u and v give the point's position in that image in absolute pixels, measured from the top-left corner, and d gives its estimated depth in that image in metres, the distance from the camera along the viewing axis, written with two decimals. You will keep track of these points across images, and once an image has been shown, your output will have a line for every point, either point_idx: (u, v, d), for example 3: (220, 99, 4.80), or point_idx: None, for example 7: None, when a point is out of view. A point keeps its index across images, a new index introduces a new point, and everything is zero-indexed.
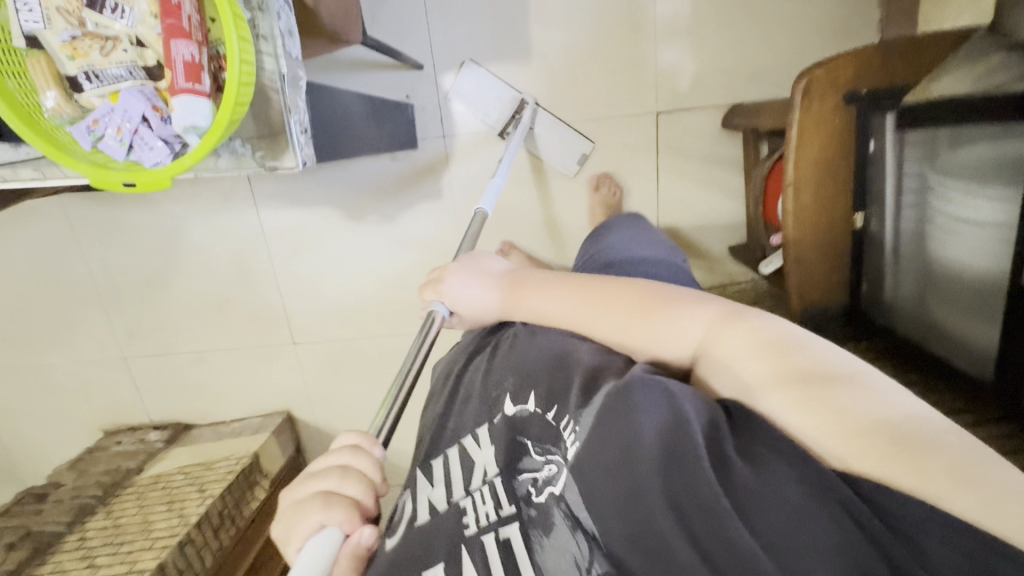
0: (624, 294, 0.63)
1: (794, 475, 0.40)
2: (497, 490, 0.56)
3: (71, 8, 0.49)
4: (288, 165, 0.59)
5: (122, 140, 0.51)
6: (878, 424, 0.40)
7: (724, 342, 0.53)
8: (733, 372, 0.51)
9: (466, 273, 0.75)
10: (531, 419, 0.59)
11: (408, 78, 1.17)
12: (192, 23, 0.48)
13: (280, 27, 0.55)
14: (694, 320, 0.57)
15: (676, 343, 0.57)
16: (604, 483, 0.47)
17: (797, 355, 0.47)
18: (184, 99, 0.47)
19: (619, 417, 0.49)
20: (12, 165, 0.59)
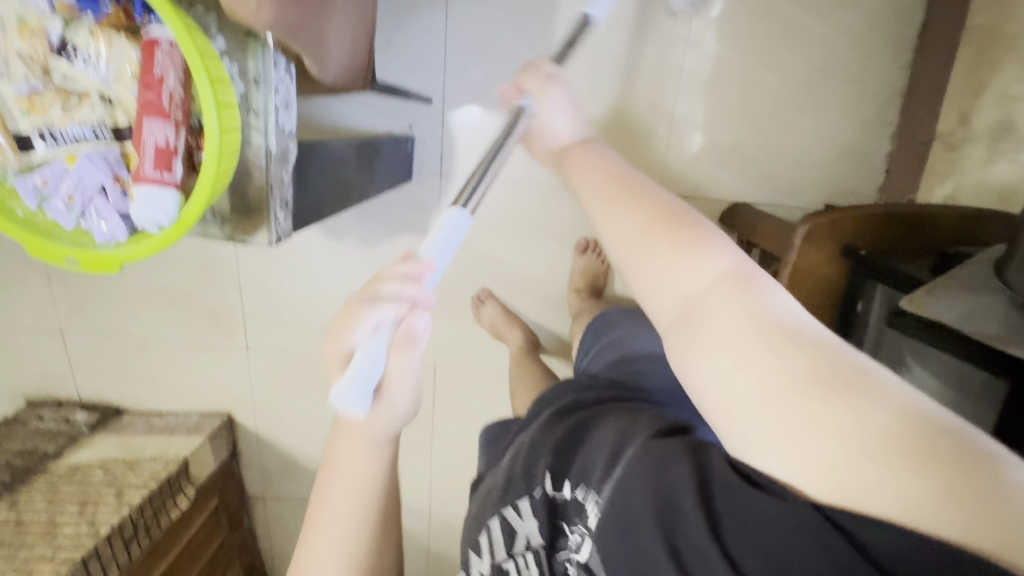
0: (636, 206, 0.45)
1: (776, 517, 0.35)
2: (540, 559, 0.58)
3: (36, 55, 0.43)
4: (260, 242, 0.54)
5: (72, 207, 0.45)
6: (875, 437, 0.30)
7: (709, 316, 0.37)
8: (715, 366, 0.36)
9: (556, 107, 0.61)
10: (569, 502, 0.56)
11: (414, 110, 1.12)
12: (173, 100, 0.43)
13: (276, 101, 0.51)
14: (694, 269, 0.40)
15: (660, 308, 0.41)
16: (611, 547, 0.46)
17: (790, 343, 0.34)
18: (146, 187, 0.42)
19: (631, 480, 0.47)
20: None
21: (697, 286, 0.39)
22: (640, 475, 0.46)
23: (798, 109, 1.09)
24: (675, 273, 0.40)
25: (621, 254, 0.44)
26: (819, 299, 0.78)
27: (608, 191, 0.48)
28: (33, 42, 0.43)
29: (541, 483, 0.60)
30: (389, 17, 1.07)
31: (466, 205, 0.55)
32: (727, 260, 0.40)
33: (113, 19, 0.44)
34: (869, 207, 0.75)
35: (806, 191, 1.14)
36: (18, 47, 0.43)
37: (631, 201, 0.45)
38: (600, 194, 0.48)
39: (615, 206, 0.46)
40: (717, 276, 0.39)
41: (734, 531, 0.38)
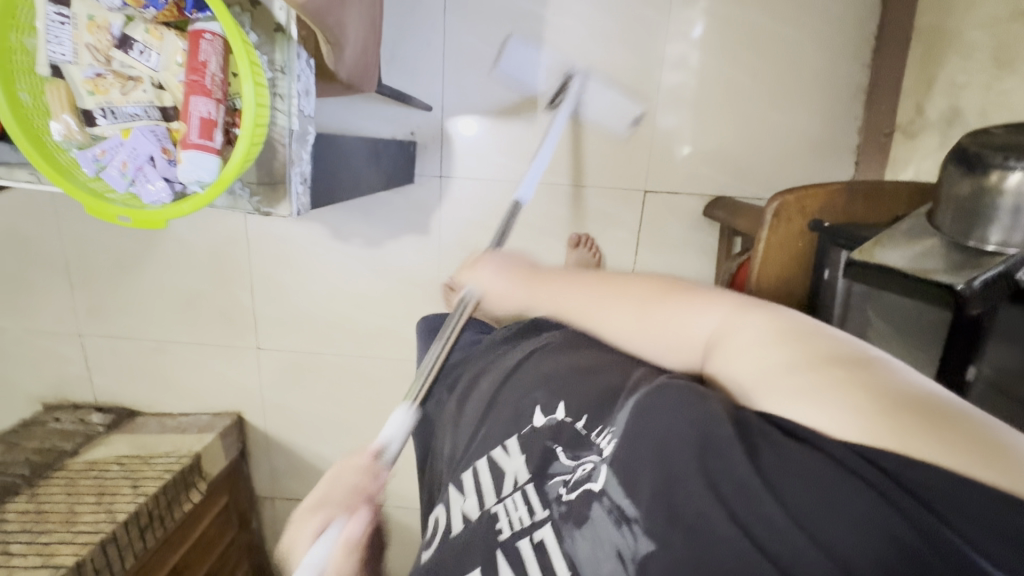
0: (640, 283, 0.65)
1: (820, 465, 0.41)
2: (530, 496, 0.58)
3: (100, 47, 0.51)
4: (283, 213, 0.62)
5: (125, 174, 0.53)
6: (889, 400, 0.41)
7: (737, 330, 0.54)
8: (745, 357, 0.51)
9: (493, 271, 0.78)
10: (560, 426, 0.63)
11: (414, 117, 1.21)
12: (214, 82, 0.51)
13: (298, 88, 0.59)
14: (706, 311, 0.58)
15: (688, 342, 0.60)
16: (644, 473, 0.49)
17: (806, 341, 0.49)
18: (193, 153, 0.50)
19: (654, 415, 0.52)
20: (9, 164, 0.61)
21: (719, 318, 0.57)
22: (664, 412, 0.51)
23: (770, 109, 1.18)
24: (690, 317, 0.59)
25: (637, 314, 0.64)
26: (789, 270, 0.86)
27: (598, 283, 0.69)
28: (99, 35, 0.51)
29: (535, 417, 0.67)
30: (392, 34, 1.18)
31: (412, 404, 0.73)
32: (735, 298, 0.57)
33: (167, 12, 0.51)
34: (831, 185, 0.83)
35: (782, 185, 1.22)
36: (87, 40, 0.51)
37: (636, 280, 0.65)
38: (593, 291, 0.68)
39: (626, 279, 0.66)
40: (728, 311, 0.57)
41: (774, 458, 0.43)
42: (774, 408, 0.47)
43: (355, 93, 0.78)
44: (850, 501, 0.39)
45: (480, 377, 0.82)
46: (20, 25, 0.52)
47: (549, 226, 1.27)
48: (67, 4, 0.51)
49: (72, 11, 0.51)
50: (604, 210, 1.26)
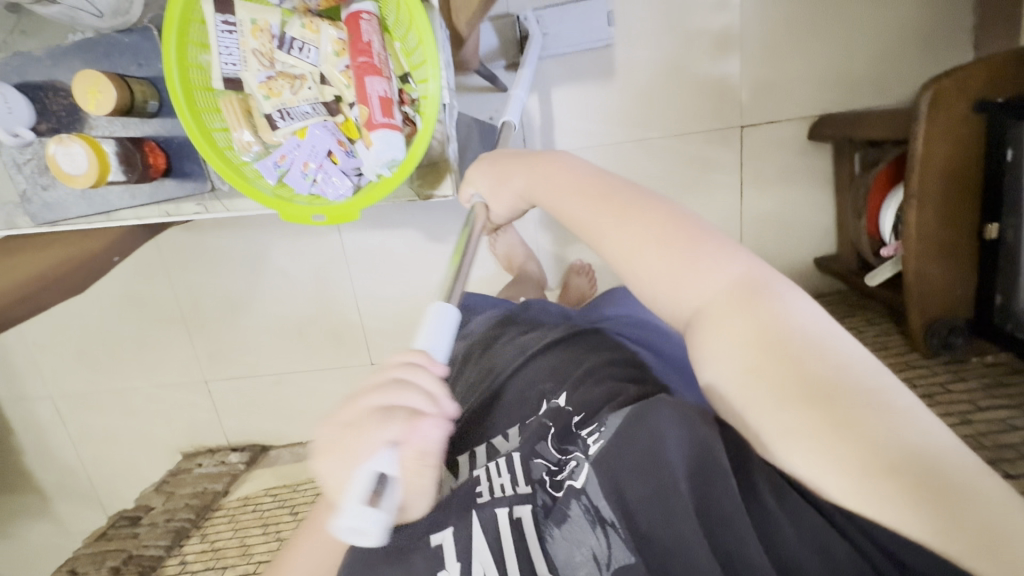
0: (647, 215, 0.52)
1: (802, 516, 0.41)
2: (514, 464, 0.58)
3: (265, 51, 0.56)
4: (445, 193, 0.60)
5: (307, 174, 0.56)
6: (896, 461, 0.37)
7: (733, 320, 0.45)
8: (737, 358, 0.44)
9: (497, 162, 0.66)
10: (555, 419, 0.63)
11: (492, 100, 1.16)
12: (380, 59, 0.51)
13: (446, 59, 0.57)
14: (711, 276, 0.48)
15: (677, 303, 0.49)
16: (636, 483, 0.49)
17: (812, 358, 0.42)
18: (382, 132, 0.50)
19: (639, 430, 0.51)
20: (176, 201, 0.73)
21: (717, 288, 0.47)
22: (649, 422, 0.50)
23: (863, 10, 1.10)
24: (698, 273, 0.48)
25: (630, 250, 0.51)
26: (958, 163, 0.79)
27: (600, 206, 0.55)
28: (262, 39, 0.56)
29: (538, 409, 0.67)
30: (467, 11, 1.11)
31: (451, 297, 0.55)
32: (742, 268, 0.48)
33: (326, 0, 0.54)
34: (993, 59, 0.75)
35: (890, 89, 1.14)
36: (253, 47, 0.56)
37: (627, 215, 0.53)
38: (588, 209, 0.55)
39: (625, 206, 0.54)
40: (740, 279, 0.47)
41: (770, 502, 0.42)
42: (765, 439, 0.43)
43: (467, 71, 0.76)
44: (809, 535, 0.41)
45: (474, 366, 0.81)
46: (194, 43, 0.56)
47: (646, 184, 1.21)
48: (230, 12, 0.56)
49: (236, 19, 0.56)
50: (700, 155, 1.20)
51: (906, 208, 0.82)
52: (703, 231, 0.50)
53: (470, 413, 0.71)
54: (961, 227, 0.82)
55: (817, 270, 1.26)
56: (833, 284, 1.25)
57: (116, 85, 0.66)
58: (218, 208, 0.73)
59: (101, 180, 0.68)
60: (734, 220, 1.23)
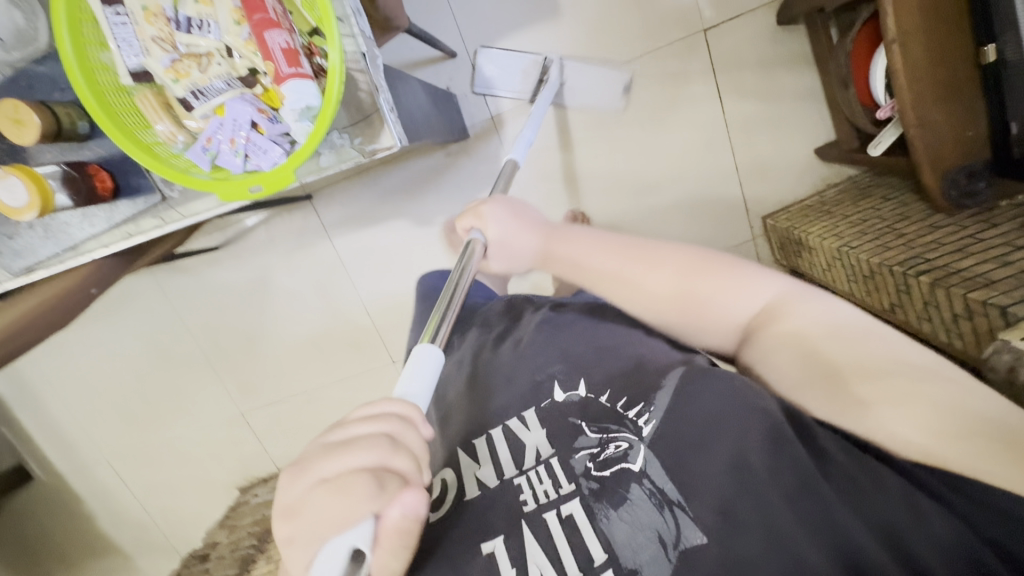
0: (672, 256, 0.62)
1: (881, 481, 0.44)
2: (555, 470, 0.53)
3: (163, 35, 0.53)
4: (387, 144, 0.57)
5: (236, 151, 0.52)
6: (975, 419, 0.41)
7: (791, 318, 0.54)
8: (807, 359, 0.51)
9: (506, 212, 0.69)
10: (588, 404, 0.57)
11: (444, 70, 1.15)
12: (278, 14, 0.50)
13: (351, 6, 0.54)
14: (757, 289, 0.58)
15: (732, 318, 0.59)
16: (701, 460, 0.49)
17: (863, 342, 0.49)
18: (292, 83, 0.49)
19: (700, 404, 0.52)
20: (134, 219, 0.63)
21: (763, 301, 0.58)
22: (709, 395, 0.52)
23: None
24: (742, 295, 0.58)
25: (678, 286, 0.60)
26: None
27: (627, 257, 0.64)
28: (158, 24, 0.52)
29: (556, 395, 0.59)
30: None
31: (436, 338, 0.58)
32: (771, 284, 0.58)
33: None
34: None
35: None
36: (151, 33, 0.52)
37: (658, 258, 0.62)
38: (620, 261, 0.64)
39: (662, 252, 0.63)
40: (781, 292, 0.57)
41: (847, 462, 0.46)
42: (849, 408, 0.48)
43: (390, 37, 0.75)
44: (889, 497, 0.44)
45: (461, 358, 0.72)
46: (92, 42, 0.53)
47: (620, 115, 1.17)
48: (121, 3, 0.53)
49: (128, 10, 0.53)
50: (670, 70, 1.14)
51: (890, 55, 0.76)
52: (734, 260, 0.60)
53: (477, 411, 0.62)
54: (959, 64, 0.75)
55: (821, 162, 1.18)
56: (841, 174, 1.18)
57: (32, 107, 0.57)
58: (177, 216, 0.62)
59: (47, 209, 0.59)
60: (721, 131, 1.17)
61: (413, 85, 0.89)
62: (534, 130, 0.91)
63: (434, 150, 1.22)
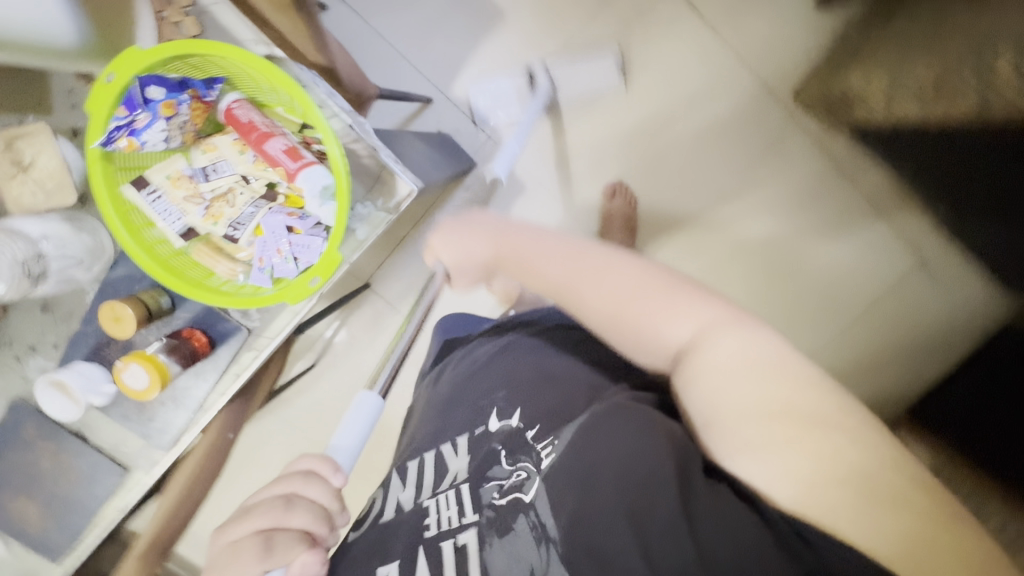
0: (616, 271, 0.58)
1: (732, 513, 0.44)
2: (462, 495, 0.59)
3: (191, 191, 0.55)
4: (407, 191, 0.59)
5: (286, 257, 0.54)
6: (843, 471, 0.41)
7: (723, 345, 0.49)
8: (718, 385, 0.48)
9: (458, 228, 0.66)
10: (510, 435, 0.62)
11: (428, 117, 1.19)
12: (267, 125, 0.53)
13: (323, 90, 0.58)
14: (688, 318, 0.53)
15: (659, 343, 0.54)
16: (589, 495, 0.51)
17: (769, 382, 0.45)
18: (303, 173, 0.51)
19: (601, 441, 0.55)
20: (234, 359, 0.67)
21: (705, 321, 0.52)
22: (608, 432, 0.55)
23: None
24: (674, 319, 0.53)
25: (612, 303, 0.56)
26: None
27: (568, 266, 0.60)
28: (184, 185, 0.55)
29: (490, 420, 0.65)
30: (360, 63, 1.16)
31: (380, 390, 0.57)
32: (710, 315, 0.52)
33: (196, 109, 0.53)
34: None
35: None
36: (181, 195, 0.54)
37: (601, 271, 0.58)
38: (560, 272, 0.60)
39: (601, 272, 0.58)
40: (711, 320, 0.51)
41: (707, 502, 0.46)
42: (731, 446, 0.46)
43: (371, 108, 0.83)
44: (744, 539, 0.43)
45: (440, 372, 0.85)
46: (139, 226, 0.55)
47: (602, 76, 1.16)
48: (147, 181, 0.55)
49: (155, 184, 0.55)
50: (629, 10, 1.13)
51: None
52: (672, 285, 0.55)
53: (426, 431, 0.73)
54: None
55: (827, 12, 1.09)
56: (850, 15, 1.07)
57: (122, 301, 0.61)
58: (267, 340, 0.66)
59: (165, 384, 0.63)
60: (708, 36, 1.13)
61: (407, 136, 0.94)
62: (518, 147, 0.89)
63: (450, 192, 1.24)
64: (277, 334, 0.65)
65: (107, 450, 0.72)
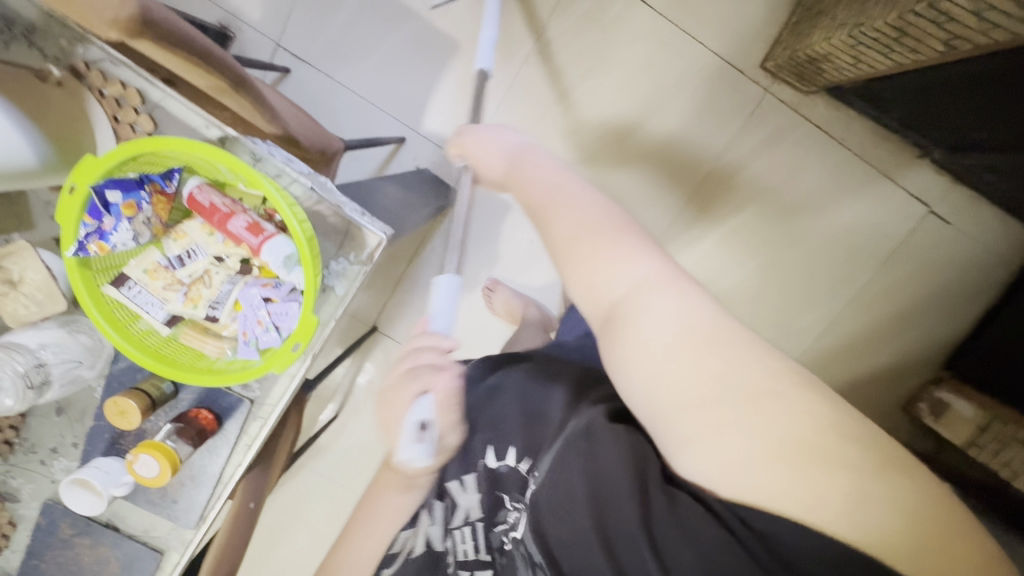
0: (571, 209, 0.52)
1: (696, 523, 0.43)
2: (475, 533, 0.63)
3: (169, 280, 0.56)
4: (376, 241, 0.61)
5: (268, 327, 0.55)
6: (787, 446, 0.39)
7: (666, 301, 0.44)
8: (656, 354, 0.42)
9: (493, 134, 0.65)
10: (509, 475, 0.63)
11: (404, 155, 1.21)
12: (229, 204, 0.54)
13: (280, 160, 0.59)
14: (634, 266, 0.46)
15: (594, 292, 0.48)
16: (565, 521, 0.52)
17: (720, 349, 0.41)
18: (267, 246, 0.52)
19: (566, 464, 0.54)
20: (244, 430, 0.69)
21: (651, 275, 0.46)
22: (572, 455, 0.54)
23: None
24: (615, 266, 0.47)
25: (562, 238, 0.50)
26: None
27: (531, 200, 0.55)
28: (161, 275, 0.55)
29: (489, 456, 0.66)
30: (329, 116, 1.19)
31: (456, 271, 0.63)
32: (656, 270, 0.46)
33: (160, 203, 0.54)
34: None
35: None
36: (160, 285, 0.55)
37: (553, 209, 0.52)
38: (530, 199, 0.55)
39: (553, 210, 0.52)
40: (654, 273, 0.46)
41: (669, 514, 0.45)
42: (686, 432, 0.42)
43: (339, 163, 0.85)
44: (702, 543, 0.43)
45: None
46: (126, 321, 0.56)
47: (566, 83, 1.17)
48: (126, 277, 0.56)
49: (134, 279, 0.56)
50: (581, 14, 1.15)
51: None
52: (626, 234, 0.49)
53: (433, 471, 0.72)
54: None
55: None
56: None
57: (124, 395, 0.61)
58: (271, 407, 0.68)
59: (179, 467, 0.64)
60: (661, 26, 1.14)
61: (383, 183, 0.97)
62: (495, 34, 0.80)
63: (438, 223, 1.25)
64: (282, 399, 0.67)
65: (140, 537, 0.74)
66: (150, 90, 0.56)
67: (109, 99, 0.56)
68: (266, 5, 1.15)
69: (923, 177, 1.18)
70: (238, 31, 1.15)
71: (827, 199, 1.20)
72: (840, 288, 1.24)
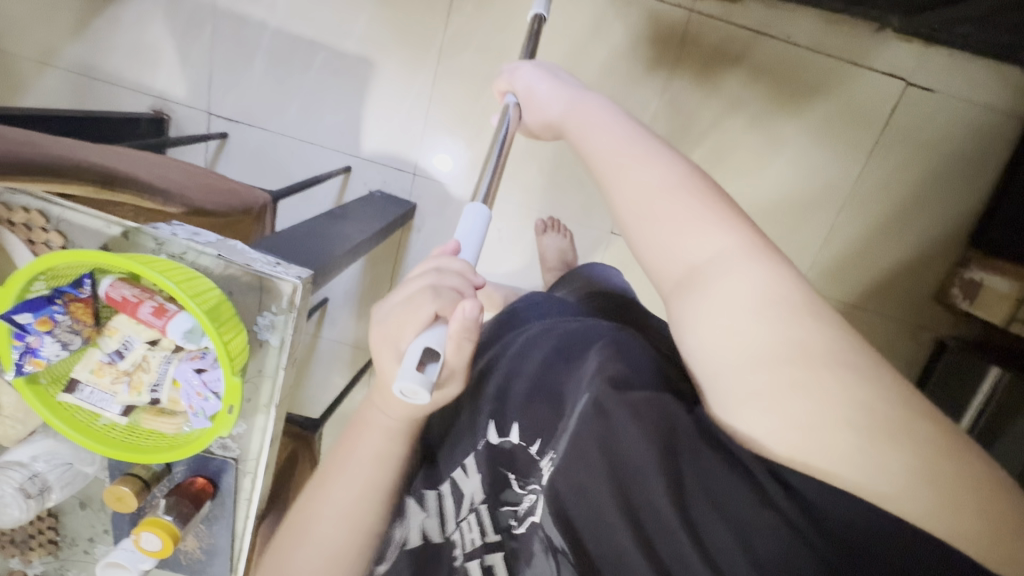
0: (654, 166, 0.46)
1: (745, 499, 0.38)
2: (482, 517, 0.57)
3: (113, 374, 0.59)
4: (291, 288, 0.62)
5: (208, 396, 0.59)
6: (873, 418, 0.33)
7: (737, 274, 0.38)
8: (719, 329, 0.38)
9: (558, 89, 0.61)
10: (514, 452, 0.56)
11: (355, 181, 1.23)
12: (135, 295, 0.57)
13: (183, 236, 0.61)
14: (716, 228, 0.41)
15: (670, 254, 0.43)
16: (601, 496, 0.44)
17: (789, 325, 0.36)
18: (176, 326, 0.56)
19: (600, 444, 0.45)
20: (238, 485, 0.73)
21: (723, 246, 0.40)
22: (606, 438, 0.45)
23: None
24: (699, 230, 0.41)
25: (643, 193, 0.45)
26: None
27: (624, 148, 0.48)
28: (104, 372, 0.59)
29: (489, 433, 0.58)
30: (275, 165, 1.22)
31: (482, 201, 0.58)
32: (727, 239, 0.40)
33: (79, 310, 0.57)
34: None
35: None
36: (107, 381, 0.59)
37: (638, 160, 0.47)
38: (608, 149, 0.49)
39: (630, 169, 0.47)
40: (727, 247, 0.40)
41: (701, 492, 0.40)
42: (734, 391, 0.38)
43: (274, 211, 0.89)
44: (748, 520, 0.37)
45: None
46: (90, 420, 0.61)
47: (487, 63, 1.13)
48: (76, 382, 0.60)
49: (83, 381, 0.60)
50: None
51: None
52: (716, 199, 0.43)
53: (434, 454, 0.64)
54: None
55: None
56: None
57: (116, 483, 0.67)
58: (255, 461, 0.71)
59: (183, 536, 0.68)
60: None
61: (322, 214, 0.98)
62: None
63: (405, 235, 1.25)
64: (259, 450, 0.70)
65: None
66: (49, 209, 0.59)
67: (19, 227, 0.60)
68: (186, 79, 1.19)
69: (891, 50, 1.07)
70: (171, 111, 1.20)
71: (790, 103, 1.11)
72: (830, 193, 1.15)
